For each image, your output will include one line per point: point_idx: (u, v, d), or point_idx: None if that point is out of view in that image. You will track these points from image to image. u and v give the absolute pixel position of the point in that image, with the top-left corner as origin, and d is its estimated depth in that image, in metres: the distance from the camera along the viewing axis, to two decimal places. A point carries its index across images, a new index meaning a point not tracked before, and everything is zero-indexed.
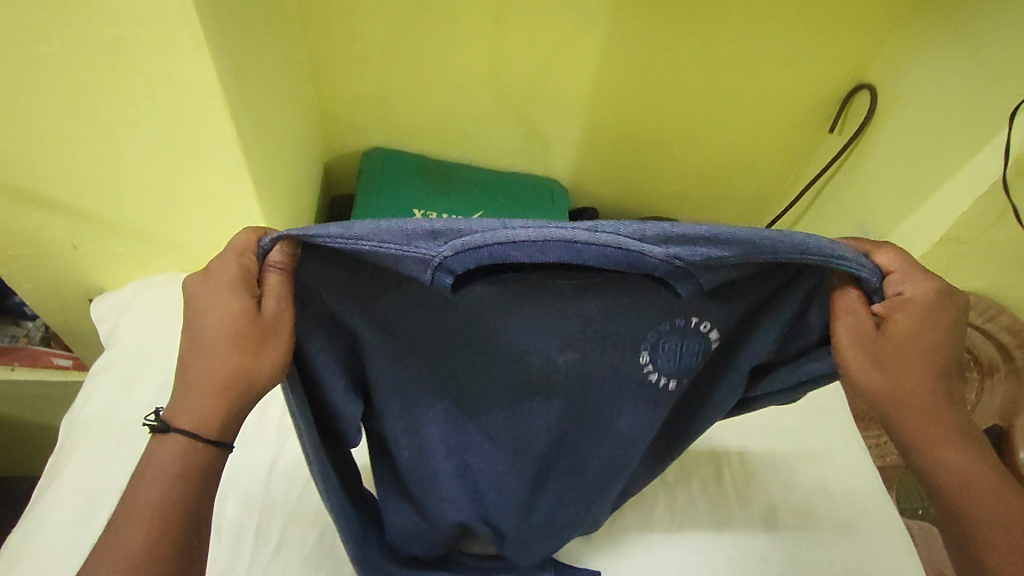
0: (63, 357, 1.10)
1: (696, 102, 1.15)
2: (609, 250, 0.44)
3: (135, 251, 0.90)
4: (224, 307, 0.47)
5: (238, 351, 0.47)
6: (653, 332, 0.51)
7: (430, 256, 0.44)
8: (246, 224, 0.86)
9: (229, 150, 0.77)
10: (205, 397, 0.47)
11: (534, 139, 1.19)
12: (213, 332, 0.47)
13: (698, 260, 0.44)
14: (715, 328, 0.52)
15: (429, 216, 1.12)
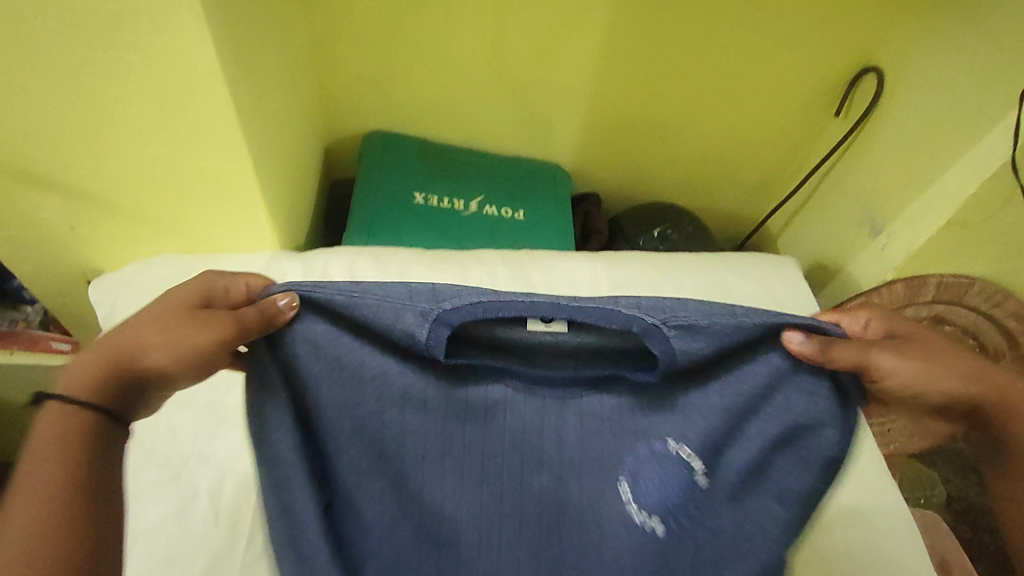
0: (62, 343, 1.09)
1: (700, 86, 1.14)
2: (591, 309, 0.56)
3: (133, 233, 0.90)
4: (178, 299, 0.60)
5: (158, 333, 0.57)
6: (629, 455, 0.60)
7: (428, 310, 0.55)
8: (247, 206, 0.86)
9: (227, 128, 0.76)
10: (93, 361, 0.56)
11: (536, 124, 1.18)
12: (149, 320, 0.58)
13: (653, 320, 0.56)
14: (632, 397, 0.61)
15: (430, 199, 1.11)
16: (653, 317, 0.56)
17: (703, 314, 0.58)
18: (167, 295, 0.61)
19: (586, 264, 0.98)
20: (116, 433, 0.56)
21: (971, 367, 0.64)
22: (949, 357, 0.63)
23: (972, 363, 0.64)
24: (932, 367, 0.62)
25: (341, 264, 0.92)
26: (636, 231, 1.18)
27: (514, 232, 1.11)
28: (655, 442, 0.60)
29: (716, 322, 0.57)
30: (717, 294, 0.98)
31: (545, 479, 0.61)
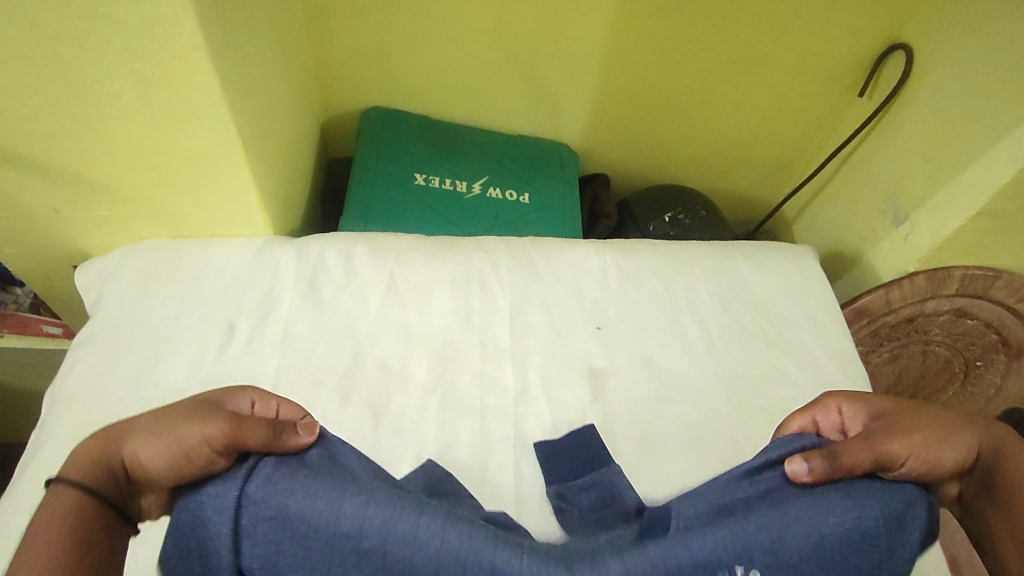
0: (54, 326, 1.07)
1: (718, 62, 1.07)
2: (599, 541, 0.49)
3: (120, 216, 0.85)
4: (210, 396, 0.50)
5: (166, 423, 0.46)
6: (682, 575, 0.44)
7: (419, 496, 0.46)
8: (238, 188, 0.81)
9: (213, 105, 0.71)
10: (105, 446, 0.46)
11: (543, 101, 1.12)
12: (166, 412, 0.48)
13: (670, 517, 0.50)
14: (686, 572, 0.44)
15: (432, 180, 1.05)
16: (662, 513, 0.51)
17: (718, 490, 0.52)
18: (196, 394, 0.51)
19: (595, 253, 0.94)
20: (117, 531, 0.45)
21: (965, 428, 0.55)
22: (976, 430, 0.55)
23: (966, 421, 0.56)
24: (934, 437, 0.53)
25: (337, 250, 0.88)
26: (647, 215, 1.13)
27: (520, 217, 1.05)
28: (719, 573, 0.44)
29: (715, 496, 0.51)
30: (731, 287, 0.94)
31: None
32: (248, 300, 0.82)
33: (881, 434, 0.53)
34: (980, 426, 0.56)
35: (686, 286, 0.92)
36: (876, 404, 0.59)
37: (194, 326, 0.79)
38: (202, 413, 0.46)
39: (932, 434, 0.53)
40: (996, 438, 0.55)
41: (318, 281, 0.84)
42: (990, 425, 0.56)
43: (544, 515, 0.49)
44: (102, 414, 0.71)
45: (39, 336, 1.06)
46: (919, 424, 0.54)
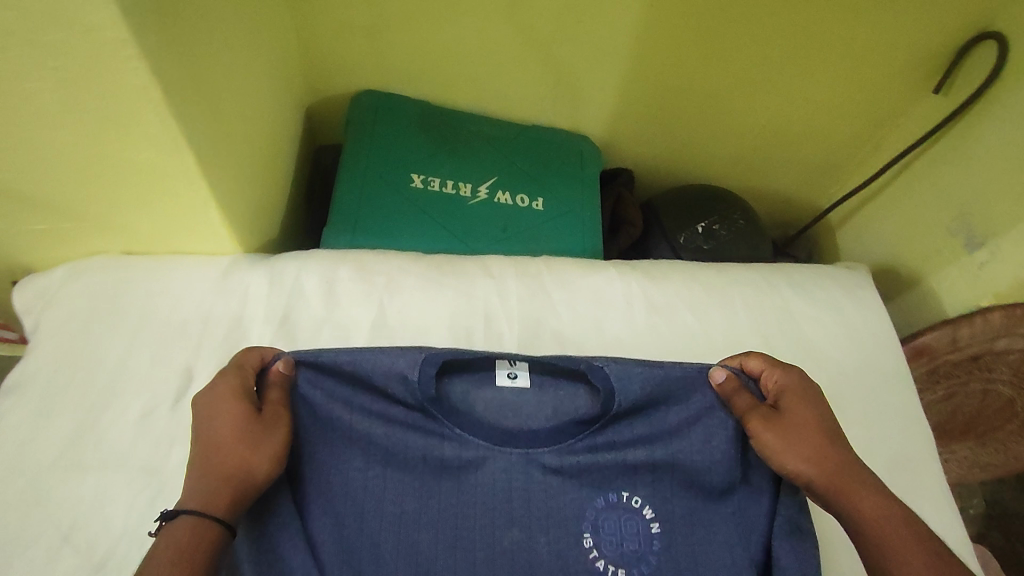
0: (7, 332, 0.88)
1: (773, 47, 0.91)
2: (553, 363, 0.64)
3: (61, 230, 0.71)
4: (235, 394, 0.57)
5: (239, 441, 0.55)
6: (591, 509, 0.60)
7: (417, 355, 0.61)
8: (197, 206, 0.67)
9: (155, 115, 0.56)
10: (208, 479, 0.53)
11: (562, 87, 0.97)
12: (222, 434, 0.55)
13: (614, 387, 0.62)
14: (648, 506, 0.61)
15: (431, 182, 0.91)
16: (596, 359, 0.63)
17: (646, 376, 0.63)
18: (211, 398, 0.58)
19: (619, 279, 0.81)
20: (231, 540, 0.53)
21: (836, 457, 0.60)
22: (842, 456, 0.60)
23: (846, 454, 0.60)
24: (798, 447, 0.59)
25: (317, 274, 0.75)
26: (677, 225, 0.99)
27: (532, 227, 0.91)
28: (613, 495, 0.61)
29: (654, 372, 0.63)
30: (775, 323, 0.81)
31: (516, 534, 0.59)
32: (210, 338, 0.70)
33: (769, 414, 0.61)
34: (848, 456, 0.60)
35: (724, 321, 0.80)
36: (802, 396, 0.63)
37: (148, 369, 0.67)
38: (257, 417, 0.57)
39: (797, 439, 0.60)
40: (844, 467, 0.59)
41: (294, 313, 0.72)
42: (855, 466, 0.60)
43: (524, 386, 0.64)
44: (34, 482, 0.60)
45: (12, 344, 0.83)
46: (797, 430, 0.61)
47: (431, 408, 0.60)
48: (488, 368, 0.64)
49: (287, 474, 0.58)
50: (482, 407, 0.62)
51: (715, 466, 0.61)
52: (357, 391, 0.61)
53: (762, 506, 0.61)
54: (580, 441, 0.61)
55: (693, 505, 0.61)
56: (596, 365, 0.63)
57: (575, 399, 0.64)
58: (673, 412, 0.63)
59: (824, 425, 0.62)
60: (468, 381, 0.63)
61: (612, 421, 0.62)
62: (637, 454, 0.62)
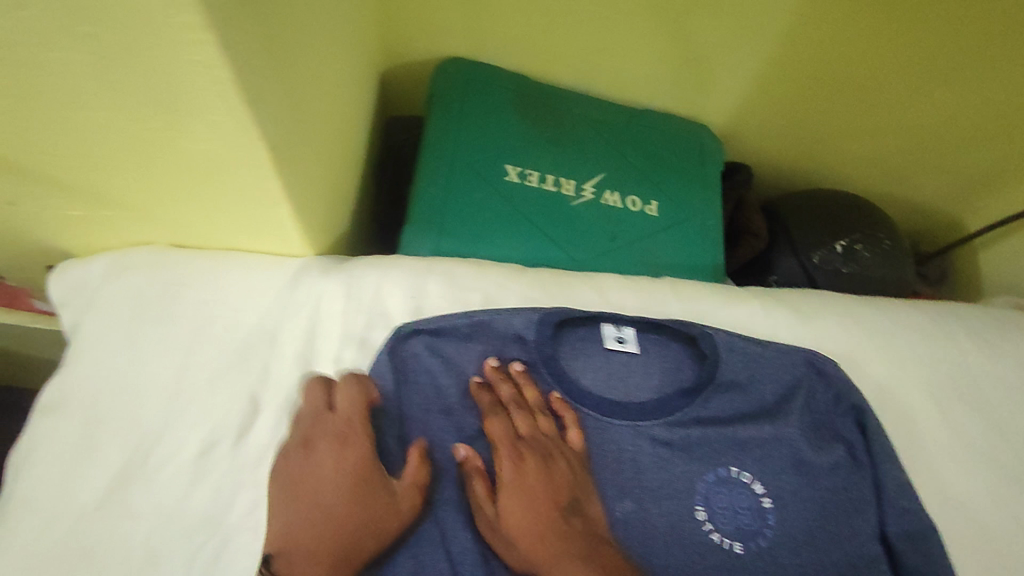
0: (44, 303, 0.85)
1: (954, 24, 0.76)
2: (656, 334, 0.62)
3: (100, 216, 0.60)
4: (363, 459, 0.50)
5: (364, 521, 0.48)
6: (702, 483, 0.57)
7: (522, 328, 0.59)
8: (266, 203, 0.55)
9: (221, 100, 0.42)
10: (324, 557, 0.46)
11: (686, 65, 0.82)
12: (343, 508, 0.48)
13: (716, 355, 0.60)
14: (759, 482, 0.57)
15: (530, 177, 0.76)
16: (699, 327, 0.61)
17: (747, 356, 0.61)
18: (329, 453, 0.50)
19: (764, 316, 0.65)
20: None
21: (559, 537, 0.50)
22: (565, 528, 0.50)
23: (571, 529, 0.50)
24: (518, 510, 0.51)
25: (401, 286, 0.62)
26: (811, 240, 0.83)
27: (645, 236, 0.77)
28: (723, 469, 0.57)
29: (753, 347, 0.61)
30: (951, 384, 0.65)
31: (629, 505, 0.55)
32: (278, 361, 0.58)
33: (504, 470, 0.53)
34: (572, 530, 0.50)
35: (889, 372, 0.64)
36: (495, 437, 0.54)
37: (203, 394, 0.57)
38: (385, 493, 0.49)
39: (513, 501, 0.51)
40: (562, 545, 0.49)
41: (372, 335, 0.60)
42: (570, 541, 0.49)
43: (632, 353, 0.62)
44: (74, 528, 0.51)
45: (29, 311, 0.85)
46: (520, 488, 0.52)
47: (542, 367, 0.59)
48: (594, 335, 0.61)
49: (402, 430, 0.55)
50: (593, 376, 0.60)
51: (818, 441, 0.59)
52: (465, 352, 0.59)
53: (868, 477, 0.58)
54: (687, 413, 0.59)
55: (804, 483, 0.57)
56: (706, 332, 0.61)
57: (680, 370, 0.61)
58: (771, 385, 0.60)
59: (547, 489, 0.52)
60: (577, 348, 0.61)
61: (713, 394, 0.60)
62: (745, 430, 0.59)
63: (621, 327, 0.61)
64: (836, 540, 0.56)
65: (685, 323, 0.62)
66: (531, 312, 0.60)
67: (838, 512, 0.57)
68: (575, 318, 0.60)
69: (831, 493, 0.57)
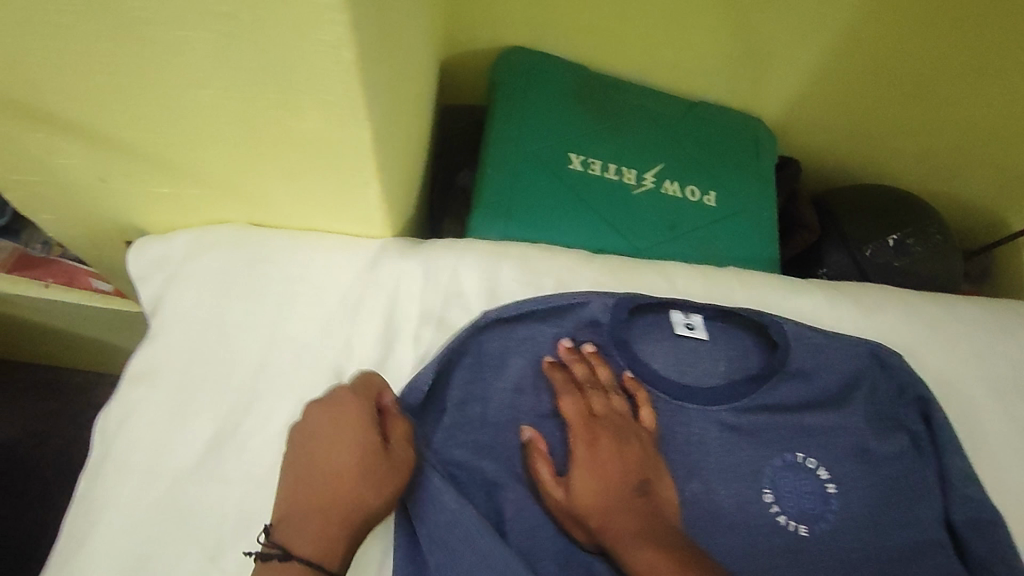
0: (101, 282, 1.00)
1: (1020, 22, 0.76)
2: (723, 322, 0.63)
3: (186, 194, 0.62)
4: (358, 419, 0.52)
5: (355, 479, 0.50)
6: (769, 467, 0.58)
7: (596, 313, 0.61)
8: (354, 184, 0.57)
9: (339, 81, 0.44)
10: (323, 518, 0.49)
11: (745, 59, 0.83)
12: (340, 472, 0.51)
13: (785, 344, 0.61)
14: (824, 468, 0.59)
15: (591, 165, 0.77)
16: (767, 317, 0.63)
17: (813, 347, 0.62)
18: (331, 420, 0.53)
19: (827, 306, 0.66)
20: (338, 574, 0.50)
21: (630, 513, 0.52)
22: (636, 503, 0.52)
23: (640, 506, 0.52)
24: (592, 484, 0.53)
25: (476, 269, 0.64)
26: (864, 234, 0.84)
27: (703, 226, 0.78)
28: (790, 455, 0.59)
29: (819, 338, 0.62)
30: (1010, 378, 0.67)
31: (698, 485, 0.57)
32: (359, 339, 0.60)
33: (576, 447, 0.55)
34: (641, 506, 0.52)
35: (949, 365, 0.66)
36: (569, 415, 0.56)
37: (289, 367, 0.59)
38: (379, 452, 0.52)
39: (586, 477, 0.53)
40: (633, 520, 0.52)
41: (449, 316, 0.62)
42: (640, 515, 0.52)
43: (700, 339, 0.63)
44: (170, 490, 0.55)
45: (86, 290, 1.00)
46: (595, 464, 0.54)
47: (615, 349, 0.61)
48: (663, 320, 0.63)
49: (480, 406, 0.58)
50: (663, 360, 0.62)
51: (880, 431, 0.60)
52: (539, 333, 0.61)
53: (932, 466, 0.59)
54: (755, 399, 0.60)
55: (868, 471, 0.59)
56: (775, 321, 0.63)
57: (747, 359, 0.63)
58: (836, 376, 0.61)
59: (620, 466, 0.54)
60: (647, 333, 0.62)
61: (780, 382, 0.61)
62: (810, 417, 0.60)
63: (690, 314, 0.63)
64: (898, 525, 0.57)
65: (752, 312, 0.63)
66: (605, 296, 0.61)
67: (900, 499, 0.58)
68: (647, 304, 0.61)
69: (894, 480, 0.59)
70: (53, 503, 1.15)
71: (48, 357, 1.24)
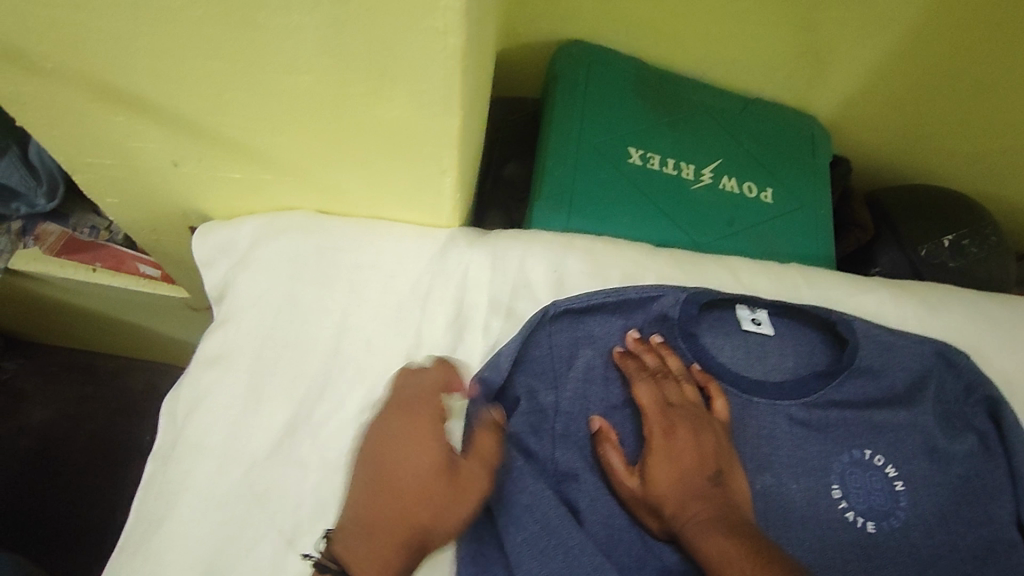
0: (148, 267, 0.98)
1: None
2: (788, 318, 0.64)
3: (258, 181, 0.62)
4: (426, 438, 0.51)
5: (422, 503, 0.49)
6: (837, 463, 0.58)
7: (666, 307, 0.61)
8: (432, 172, 0.57)
9: (442, 68, 0.44)
10: (378, 538, 0.49)
11: (806, 55, 0.83)
12: (401, 493, 0.49)
13: (853, 340, 0.61)
14: (891, 465, 0.59)
15: (651, 160, 0.77)
16: (834, 314, 0.63)
17: (882, 345, 0.62)
18: (394, 436, 0.51)
19: (893, 305, 0.66)
20: None
21: (703, 503, 0.52)
22: (708, 492, 0.53)
23: (714, 495, 0.53)
24: (665, 472, 0.54)
25: (544, 261, 0.64)
26: (918, 234, 0.84)
27: (761, 223, 0.78)
28: (857, 451, 0.59)
29: (887, 337, 0.62)
30: None
31: (768, 479, 0.57)
32: (430, 326, 0.61)
33: (650, 436, 0.56)
34: (714, 495, 0.53)
35: (1013, 364, 0.66)
36: (642, 403, 0.57)
37: (362, 354, 0.60)
38: (446, 475, 0.50)
39: (658, 465, 0.54)
40: (705, 508, 0.52)
41: (518, 306, 0.62)
42: (714, 503, 0.52)
43: (767, 334, 0.63)
44: (248, 473, 0.55)
45: (135, 275, 0.99)
46: (669, 453, 0.55)
47: (683, 343, 0.61)
48: (729, 316, 0.63)
49: (553, 397, 0.58)
50: (730, 354, 0.62)
51: (946, 430, 0.60)
52: (609, 326, 0.61)
53: (1001, 465, 0.59)
54: (823, 395, 0.60)
55: (935, 469, 0.59)
56: (843, 318, 0.63)
57: (813, 355, 0.63)
58: (903, 373, 0.61)
59: (693, 456, 0.54)
60: (714, 328, 0.63)
61: (848, 379, 0.61)
62: (877, 415, 0.60)
63: (757, 310, 0.63)
64: (969, 524, 0.58)
65: (818, 309, 0.63)
66: (675, 289, 0.62)
67: (970, 499, 0.59)
68: (716, 298, 0.62)
69: (963, 480, 0.59)
70: (95, 492, 1.16)
71: (84, 340, 1.24)
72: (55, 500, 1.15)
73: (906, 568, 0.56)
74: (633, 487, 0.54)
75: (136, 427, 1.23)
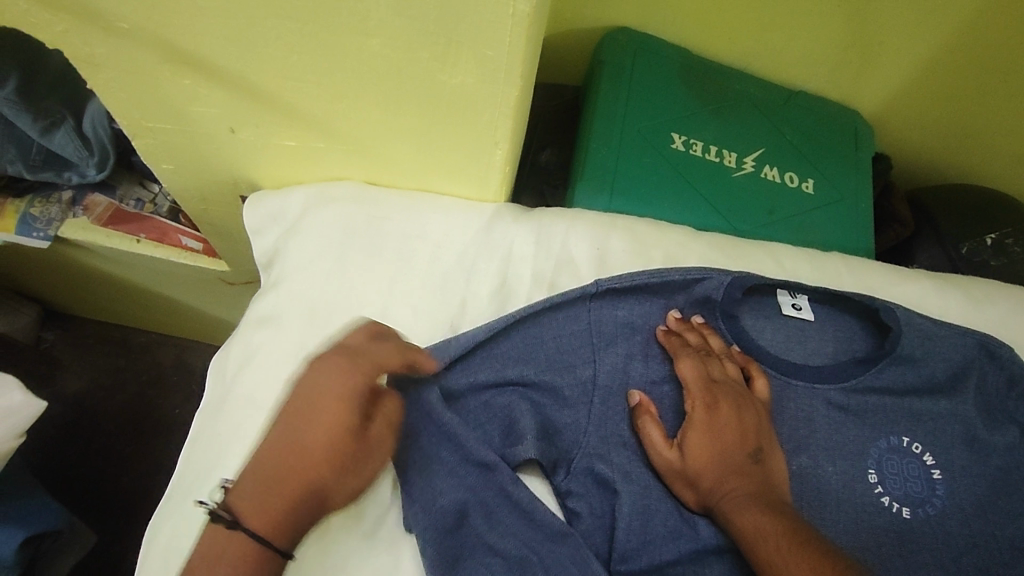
0: (191, 239, 1.00)
1: None
2: (830, 305, 0.64)
3: (312, 150, 0.64)
4: (346, 390, 0.48)
5: (329, 460, 0.47)
6: (874, 448, 0.58)
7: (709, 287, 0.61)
8: (484, 144, 0.58)
9: (508, 33, 0.46)
10: (275, 494, 0.46)
11: (852, 49, 0.82)
12: (306, 449, 0.47)
13: (896, 328, 0.61)
14: (929, 453, 0.59)
15: (693, 146, 0.78)
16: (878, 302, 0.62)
17: (925, 334, 0.61)
18: (314, 390, 0.48)
19: (934, 295, 0.67)
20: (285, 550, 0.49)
21: (741, 479, 0.53)
22: (746, 469, 0.54)
23: (752, 473, 0.53)
24: (703, 447, 0.55)
25: (587, 238, 0.65)
26: (959, 231, 0.84)
27: (801, 212, 0.78)
28: (895, 437, 0.59)
29: (930, 327, 0.62)
30: None
31: (804, 460, 0.58)
32: (474, 296, 0.62)
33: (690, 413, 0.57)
34: (752, 473, 0.53)
35: None
36: (684, 379, 0.58)
37: (407, 320, 0.61)
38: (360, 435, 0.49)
39: (697, 440, 0.55)
40: (743, 484, 0.53)
41: (560, 281, 0.63)
42: (751, 480, 0.53)
43: (807, 319, 0.64)
44: None
45: (176, 247, 1.00)
46: (708, 429, 0.55)
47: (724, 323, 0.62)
48: (771, 299, 0.64)
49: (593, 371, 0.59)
50: (770, 337, 0.63)
51: (987, 421, 0.60)
52: (651, 303, 0.62)
53: None
54: (862, 381, 0.60)
55: (974, 459, 0.59)
56: (886, 307, 0.62)
57: (852, 342, 0.63)
58: (944, 363, 0.61)
59: (733, 434, 0.55)
60: (754, 310, 0.64)
61: (889, 366, 0.60)
62: (915, 403, 0.60)
63: (798, 295, 0.63)
64: (1009, 514, 0.57)
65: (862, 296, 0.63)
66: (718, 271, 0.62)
67: (1008, 490, 0.58)
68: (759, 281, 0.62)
69: (1002, 471, 0.59)
70: (129, 458, 1.19)
71: (121, 313, 1.27)
72: (91, 464, 1.18)
73: (942, 555, 0.56)
74: (672, 459, 0.55)
75: (170, 399, 1.27)
